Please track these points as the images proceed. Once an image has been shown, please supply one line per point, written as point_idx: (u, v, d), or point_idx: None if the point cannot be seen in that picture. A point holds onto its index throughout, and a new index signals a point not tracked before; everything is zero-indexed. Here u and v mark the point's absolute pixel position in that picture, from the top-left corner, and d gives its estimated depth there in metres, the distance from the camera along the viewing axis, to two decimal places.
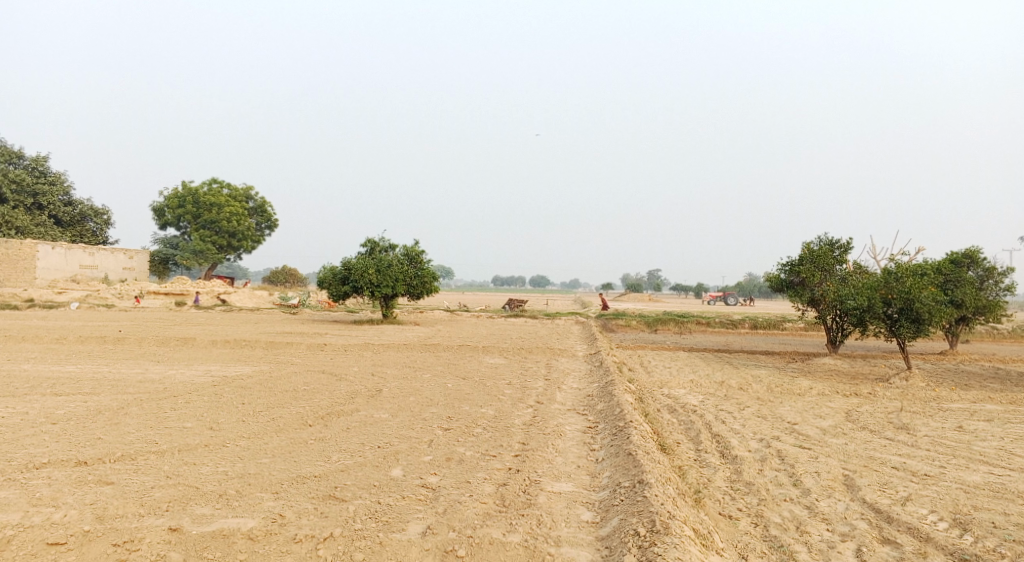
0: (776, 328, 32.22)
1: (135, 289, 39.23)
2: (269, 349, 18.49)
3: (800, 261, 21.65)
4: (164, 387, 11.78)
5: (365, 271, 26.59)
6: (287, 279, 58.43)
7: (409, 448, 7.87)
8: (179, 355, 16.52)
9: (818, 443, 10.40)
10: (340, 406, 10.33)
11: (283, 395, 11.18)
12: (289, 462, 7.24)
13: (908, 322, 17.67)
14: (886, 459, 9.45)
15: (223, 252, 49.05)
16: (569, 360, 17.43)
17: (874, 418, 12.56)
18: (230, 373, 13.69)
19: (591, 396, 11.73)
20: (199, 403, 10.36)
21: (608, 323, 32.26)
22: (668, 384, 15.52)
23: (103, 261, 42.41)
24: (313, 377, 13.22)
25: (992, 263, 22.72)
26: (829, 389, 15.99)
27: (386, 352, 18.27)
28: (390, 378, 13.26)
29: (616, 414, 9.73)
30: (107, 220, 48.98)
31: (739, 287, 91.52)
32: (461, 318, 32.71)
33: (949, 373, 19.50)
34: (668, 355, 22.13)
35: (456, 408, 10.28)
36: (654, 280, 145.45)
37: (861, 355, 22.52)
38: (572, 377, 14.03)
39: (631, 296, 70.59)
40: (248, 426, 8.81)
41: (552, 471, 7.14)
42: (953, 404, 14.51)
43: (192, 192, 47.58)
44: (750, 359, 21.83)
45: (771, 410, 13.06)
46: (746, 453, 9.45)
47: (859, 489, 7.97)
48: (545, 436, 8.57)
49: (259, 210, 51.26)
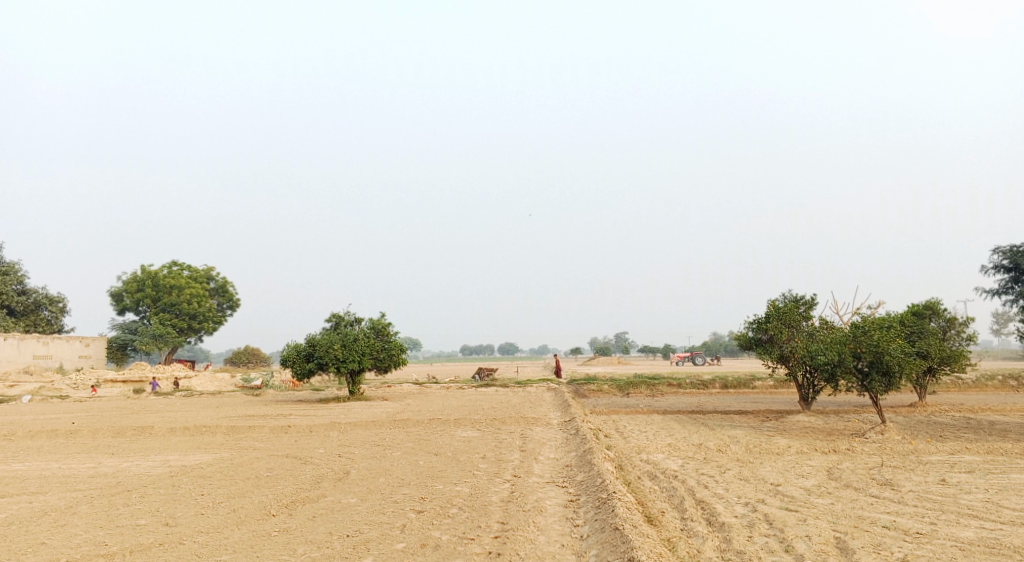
0: (747, 386, 32.18)
1: (91, 378, 37.80)
2: (232, 434, 17.75)
3: (767, 318, 21.77)
4: (117, 481, 11.08)
5: (331, 347, 26.05)
6: (250, 359, 57.13)
7: (381, 534, 7.40)
8: (135, 445, 15.71)
9: (804, 504, 10.12)
10: (306, 492, 9.79)
11: (245, 483, 10.58)
12: (251, 558, 6.72)
13: (879, 375, 17.71)
14: (875, 518, 9.20)
15: (183, 335, 47.81)
16: (544, 429, 17.02)
17: (856, 475, 12.36)
18: (189, 462, 12.99)
19: (569, 467, 11.35)
20: (155, 497, 9.72)
21: (579, 389, 31.86)
22: (646, 449, 15.16)
23: (57, 349, 40.99)
24: (277, 462, 12.60)
25: (953, 313, 23.16)
26: (807, 447, 15.81)
27: (354, 431, 17.63)
28: (358, 458, 12.70)
29: (597, 485, 9.36)
30: (62, 308, 47.63)
31: (706, 347, 91.98)
32: (430, 391, 32.05)
33: (922, 425, 19.49)
34: (643, 419, 21.78)
35: (428, 487, 9.81)
36: (621, 343, 145.80)
37: (835, 410, 22.47)
38: (547, 447, 13.62)
39: (600, 361, 70.29)
40: (207, 520, 8.24)
41: (536, 552, 6.73)
42: (932, 456, 14.41)
43: (150, 275, 46.79)
44: (725, 419, 21.62)
45: (752, 471, 12.77)
46: (733, 520, 9.12)
47: (853, 552, 7.68)
48: (525, 514, 8.16)
49: (221, 290, 50.44)
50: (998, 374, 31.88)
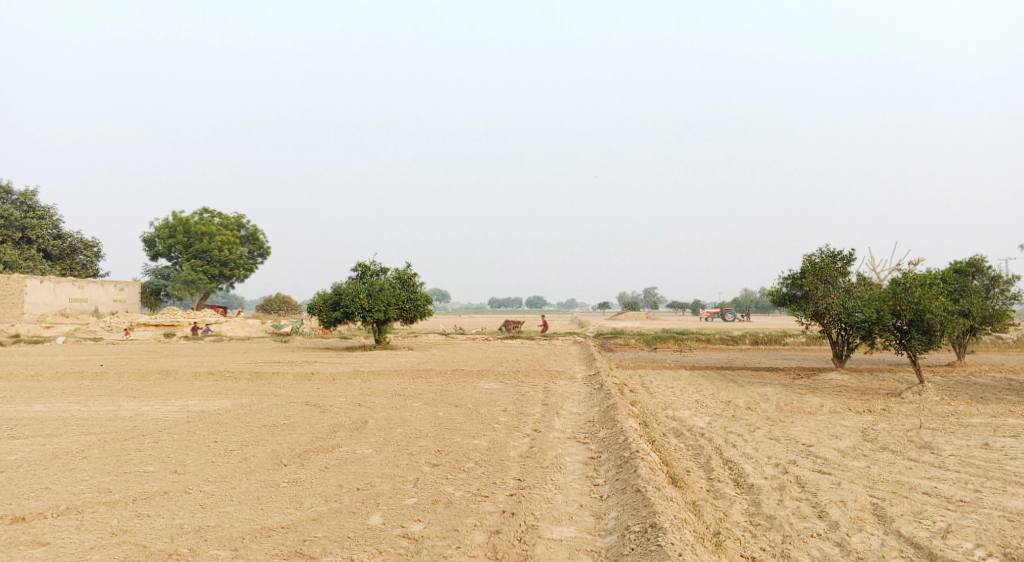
0: (777, 343, 31.50)
1: (125, 321, 38.35)
2: (254, 380, 17.71)
3: (802, 274, 20.97)
4: (134, 425, 10.96)
5: (356, 296, 25.84)
6: (280, 307, 57.68)
7: (392, 489, 7.08)
8: (157, 389, 15.70)
9: (838, 467, 9.62)
10: (321, 441, 9.53)
11: (259, 431, 10.36)
12: (256, 510, 6.44)
13: (920, 334, 16.99)
14: (915, 483, 8.67)
15: (215, 281, 48.22)
16: (568, 382, 16.64)
17: (893, 437, 11.80)
18: (208, 407, 12.86)
19: (592, 423, 10.97)
20: (167, 443, 9.53)
21: (605, 342, 31.46)
22: (672, 406, 14.73)
23: (93, 293, 41.58)
24: (295, 410, 12.40)
25: (998, 271, 22.15)
26: (840, 406, 15.26)
27: (376, 380, 17.44)
28: (377, 408, 12.46)
29: (620, 442, 8.95)
30: (97, 252, 48.19)
31: (735, 303, 91.02)
32: (456, 342, 31.93)
33: (962, 386, 18.76)
34: (670, 374, 21.35)
35: (445, 440, 9.49)
36: (650, 298, 144.62)
37: (869, 368, 21.79)
38: (570, 402, 13.25)
39: (627, 315, 69.82)
40: (216, 468, 8.00)
41: (553, 512, 6.36)
42: (973, 418, 13.77)
43: (183, 222, 46.98)
44: (754, 376, 21.09)
45: (783, 431, 12.28)
46: (762, 481, 8.67)
47: (892, 520, 7.20)
48: (543, 471, 7.79)
49: (252, 238, 50.60)
50: None
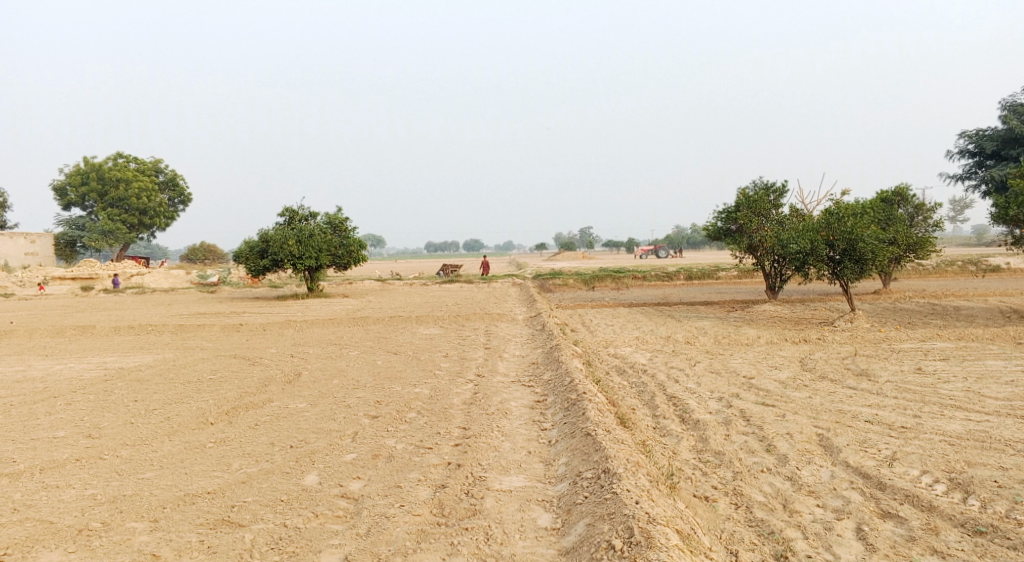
0: (711, 278, 32.01)
1: (38, 276, 36.06)
2: (180, 333, 16.82)
3: (737, 207, 21.04)
4: (44, 386, 10.12)
5: (286, 243, 24.78)
6: (206, 256, 55.58)
7: (329, 444, 6.64)
8: (73, 347, 14.69)
9: (781, 398, 9.65)
10: (251, 397, 8.97)
11: (184, 387, 9.71)
12: (179, 475, 5.91)
13: (851, 263, 17.29)
14: (857, 412, 8.75)
15: (134, 231, 45.78)
16: (509, 324, 16.36)
17: (830, 365, 11.99)
18: (128, 364, 12.04)
19: (536, 364, 10.71)
20: (81, 404, 8.80)
21: (544, 283, 31.33)
22: (613, 343, 14.67)
23: (1, 247, 38.92)
24: (223, 363, 11.72)
25: (921, 200, 22.84)
26: (777, 337, 15.50)
27: (311, 329, 16.81)
28: (312, 359, 11.89)
29: (566, 384, 8.69)
30: (3, 203, 45.00)
31: (668, 239, 92.51)
32: (393, 287, 31.28)
33: (889, 312, 19.38)
34: (609, 312, 21.37)
35: (384, 390, 9.06)
36: (585, 238, 145.73)
37: (801, 299, 22.29)
38: (513, 343, 12.99)
39: (564, 254, 70.16)
40: (134, 430, 7.38)
41: (500, 461, 6.04)
42: (903, 344, 14.18)
43: (95, 168, 44.06)
44: (692, 311, 21.32)
45: (724, 364, 12.32)
46: (708, 417, 8.59)
47: (839, 450, 7.20)
48: (488, 418, 7.46)
49: (171, 185, 48.07)
50: (958, 259, 32.20)
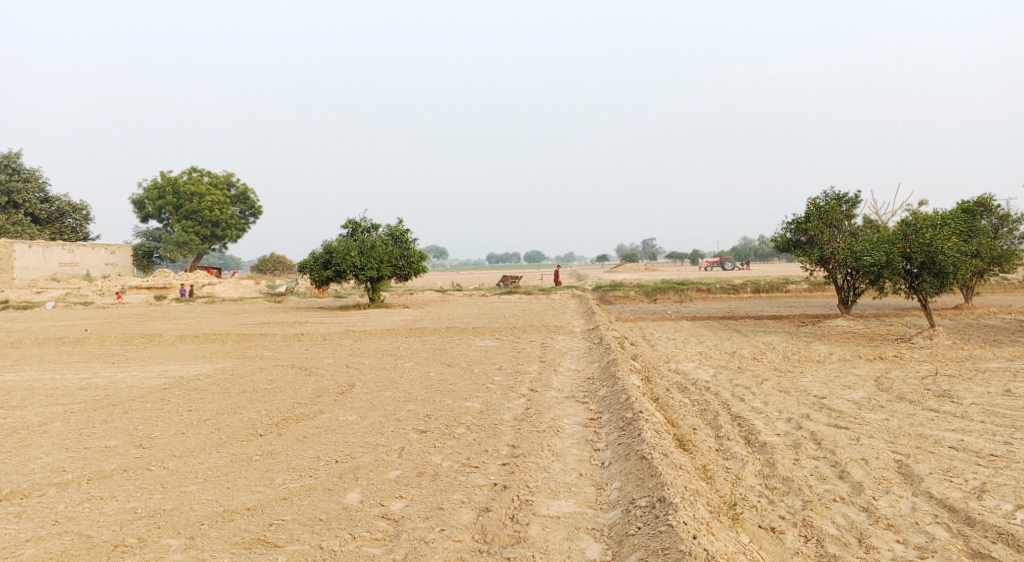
0: (778, 291, 30.91)
1: (116, 285, 37.54)
2: (242, 342, 17.09)
3: (806, 218, 20.18)
4: (106, 393, 10.30)
5: (348, 254, 25.06)
6: (275, 267, 57.07)
7: (374, 460, 6.45)
8: (140, 355, 15.04)
9: (854, 420, 9.02)
10: (302, 408, 8.89)
11: (238, 397, 9.73)
12: (220, 489, 5.81)
13: (931, 277, 16.29)
14: (939, 436, 8.07)
15: (207, 242, 47.33)
16: (566, 337, 16.01)
17: (908, 385, 11.21)
18: (188, 372, 12.21)
19: (592, 380, 10.34)
20: (136, 413, 8.88)
21: (605, 295, 30.81)
22: (674, 358, 14.15)
23: (84, 257, 40.75)
24: (279, 373, 11.76)
25: (1006, 210, 21.47)
26: (849, 354, 14.68)
27: (368, 340, 16.84)
28: (366, 370, 11.82)
29: (622, 402, 8.31)
30: (87, 215, 47.20)
31: (734, 251, 90.23)
32: (452, 298, 31.31)
33: (972, 329, 18.19)
34: (671, 326, 20.76)
35: (435, 403, 8.86)
36: (648, 249, 143.81)
37: (875, 314, 21.20)
38: (569, 357, 12.64)
39: (626, 266, 69.14)
40: (184, 441, 7.36)
41: (550, 484, 5.73)
42: (989, 363, 13.20)
43: (171, 182, 45.79)
44: (758, 325, 20.52)
45: (792, 382, 11.68)
46: (775, 439, 8.06)
47: (920, 479, 6.60)
48: (539, 436, 7.15)
49: (242, 198, 49.54)
50: None
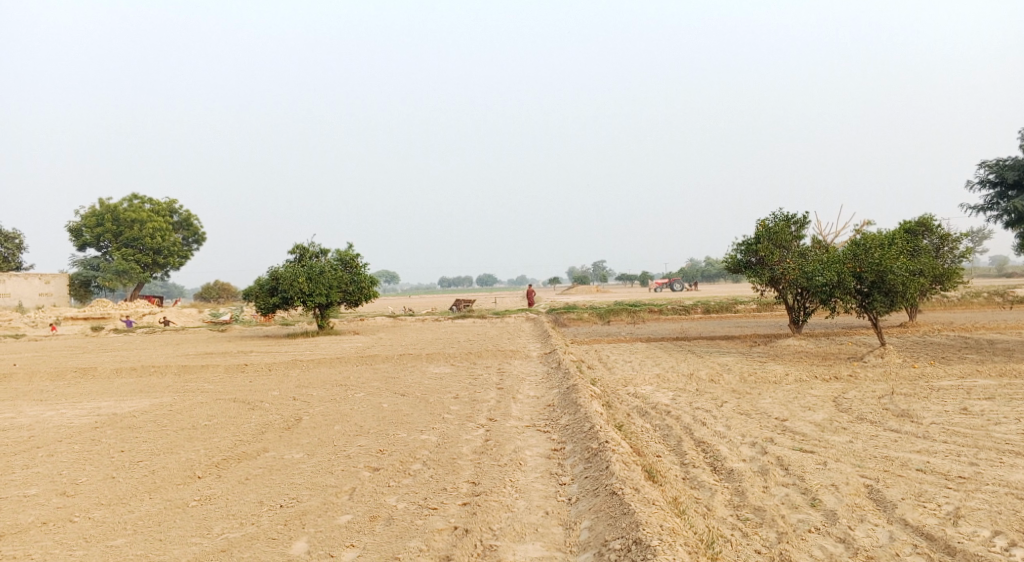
0: (729, 311, 31.17)
1: (50, 316, 35.78)
2: (182, 375, 16.23)
3: (756, 239, 20.33)
4: (30, 435, 9.51)
5: (295, 280, 24.30)
6: (220, 295, 55.46)
7: (323, 504, 5.96)
8: (70, 390, 14.10)
9: (819, 443, 8.87)
10: (244, 446, 8.29)
11: (175, 435, 9.06)
12: (151, 542, 5.25)
13: (881, 296, 16.49)
14: (905, 458, 7.96)
15: (147, 270, 45.62)
16: (523, 362, 15.63)
17: (867, 405, 11.17)
18: (123, 409, 11.41)
19: (552, 407, 9.98)
20: (63, 455, 8.18)
21: (559, 317, 30.59)
22: (633, 382, 13.91)
23: (16, 287, 38.82)
24: (222, 408, 11.08)
25: (946, 229, 22.08)
26: (805, 374, 14.68)
27: (317, 369, 16.18)
28: (315, 402, 11.22)
29: (585, 430, 7.97)
30: (19, 243, 45.12)
31: (683, 272, 91.55)
32: (404, 324, 30.68)
33: (919, 346, 18.50)
34: (627, 348, 20.59)
35: (389, 437, 8.38)
36: (599, 271, 145.02)
37: (824, 333, 21.44)
38: (527, 383, 12.28)
39: (578, 288, 69.38)
40: (113, 486, 6.73)
41: (515, 525, 5.35)
42: (941, 380, 13.33)
43: (110, 208, 44.10)
44: (712, 346, 20.52)
45: (752, 404, 11.53)
46: (741, 465, 7.83)
47: (894, 506, 6.44)
48: (500, 470, 6.76)
49: (186, 224, 48.04)
50: (983, 291, 31.19)
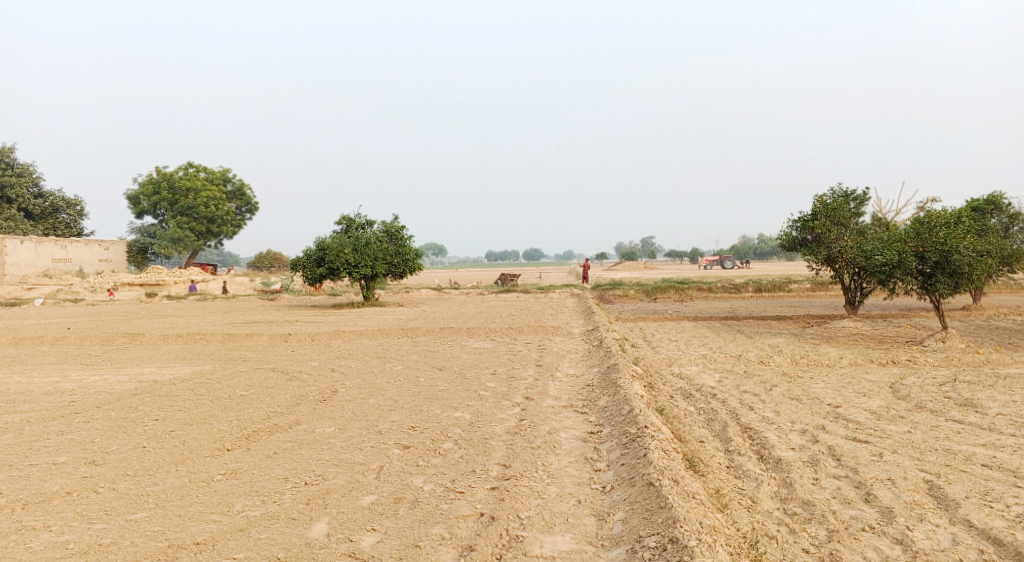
0: (781, 290, 30.21)
1: (109, 281, 36.83)
2: (227, 343, 16.38)
3: (813, 216, 19.47)
4: (72, 400, 9.61)
5: (341, 251, 24.35)
6: (272, 264, 56.40)
7: (347, 483, 5.76)
8: (118, 356, 14.33)
9: (874, 432, 8.35)
10: (276, 419, 8.17)
11: (210, 405, 9.02)
12: (170, 518, 5.14)
13: (945, 278, 15.61)
14: (971, 453, 7.39)
15: (202, 239, 46.55)
16: (564, 339, 15.32)
17: (927, 393, 10.53)
18: (164, 376, 11.49)
19: (591, 387, 9.63)
20: (98, 422, 8.20)
21: (604, 293, 30.10)
22: (677, 362, 13.46)
23: (77, 253, 40.03)
24: (260, 378, 11.04)
25: (1017, 208, 20.81)
26: (861, 358, 14.01)
27: (358, 341, 16.14)
28: (352, 374, 11.10)
29: (624, 414, 7.62)
30: (81, 210, 46.45)
31: (734, 250, 89.45)
32: (449, 297, 30.61)
33: (984, 331, 17.51)
34: (673, 326, 20.05)
35: (422, 414, 8.17)
36: (647, 247, 143.02)
37: (881, 315, 20.54)
38: (567, 361, 11.96)
39: (624, 264, 68.46)
40: (143, 456, 6.68)
41: (545, 512, 5.09)
42: (1008, 368, 12.52)
43: (167, 177, 45.03)
44: (762, 326, 19.85)
45: (803, 389, 10.99)
46: (790, 454, 7.39)
47: (957, 504, 5.96)
48: (533, 453, 6.47)
49: (239, 193, 48.75)
50: None
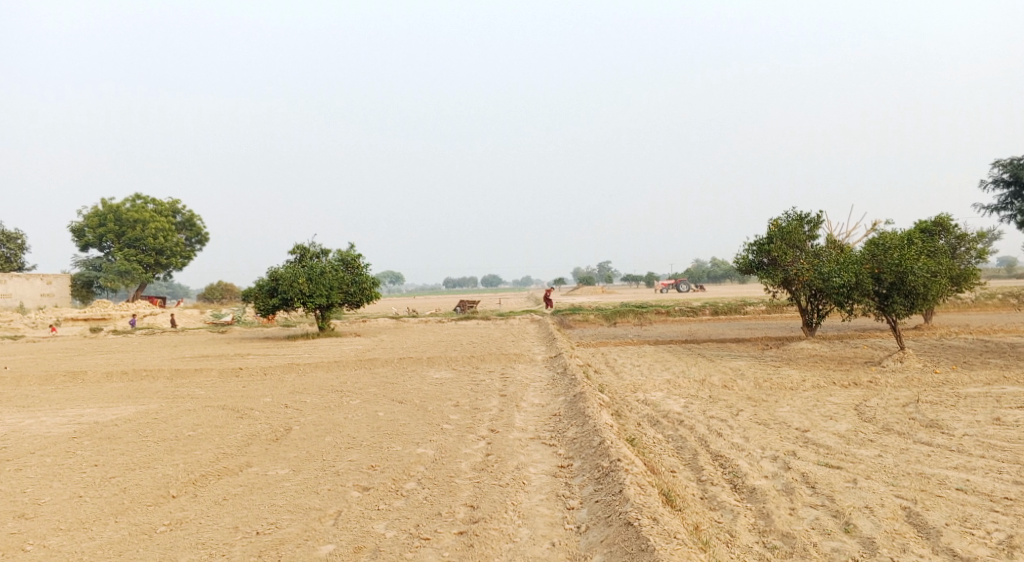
0: (738, 313, 30.46)
1: (51, 317, 35.30)
2: (175, 379, 15.65)
3: (769, 239, 19.66)
4: (2, 446, 8.93)
5: (295, 281, 23.71)
6: (223, 296, 54.98)
7: (303, 530, 5.36)
8: (56, 396, 13.52)
9: (846, 457, 8.22)
10: (226, 461, 7.67)
11: (155, 447, 8.46)
12: None
13: (901, 298, 15.81)
14: (943, 476, 7.31)
15: (151, 271, 45.10)
16: (527, 367, 15.02)
17: (892, 415, 10.51)
18: (106, 417, 10.81)
19: (558, 417, 9.33)
20: (29, 471, 7.58)
21: (564, 318, 29.94)
22: (642, 388, 13.27)
23: (17, 288, 38.35)
24: (209, 416, 10.46)
25: (963, 229, 21.39)
26: (823, 379, 14.03)
27: (314, 374, 15.58)
28: (308, 410, 10.61)
29: (595, 446, 7.34)
30: (22, 243, 44.68)
31: (689, 274, 90.50)
32: (407, 325, 30.06)
33: (938, 350, 17.79)
34: (634, 351, 19.91)
35: (382, 451, 7.76)
36: (603, 272, 144.01)
37: (838, 335, 20.76)
38: (531, 390, 11.66)
39: (582, 289, 68.60)
40: (77, 508, 6.14)
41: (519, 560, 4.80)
42: (967, 388, 12.64)
43: (113, 208, 43.65)
44: (723, 349, 19.85)
45: (770, 413, 10.87)
46: (764, 483, 7.21)
47: (938, 533, 5.84)
48: (502, 491, 6.13)
49: (189, 224, 47.55)
50: (999, 293, 30.34)
